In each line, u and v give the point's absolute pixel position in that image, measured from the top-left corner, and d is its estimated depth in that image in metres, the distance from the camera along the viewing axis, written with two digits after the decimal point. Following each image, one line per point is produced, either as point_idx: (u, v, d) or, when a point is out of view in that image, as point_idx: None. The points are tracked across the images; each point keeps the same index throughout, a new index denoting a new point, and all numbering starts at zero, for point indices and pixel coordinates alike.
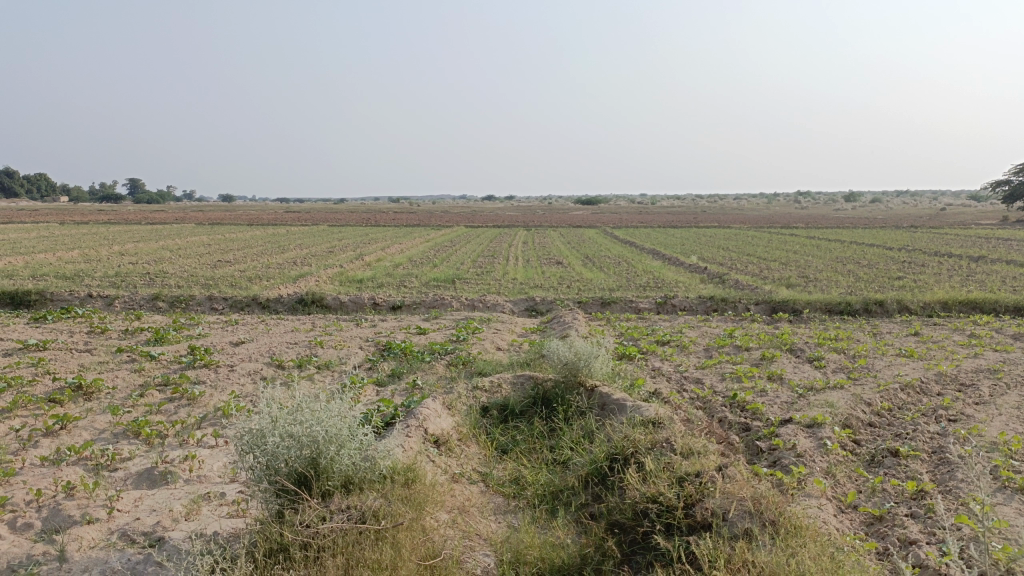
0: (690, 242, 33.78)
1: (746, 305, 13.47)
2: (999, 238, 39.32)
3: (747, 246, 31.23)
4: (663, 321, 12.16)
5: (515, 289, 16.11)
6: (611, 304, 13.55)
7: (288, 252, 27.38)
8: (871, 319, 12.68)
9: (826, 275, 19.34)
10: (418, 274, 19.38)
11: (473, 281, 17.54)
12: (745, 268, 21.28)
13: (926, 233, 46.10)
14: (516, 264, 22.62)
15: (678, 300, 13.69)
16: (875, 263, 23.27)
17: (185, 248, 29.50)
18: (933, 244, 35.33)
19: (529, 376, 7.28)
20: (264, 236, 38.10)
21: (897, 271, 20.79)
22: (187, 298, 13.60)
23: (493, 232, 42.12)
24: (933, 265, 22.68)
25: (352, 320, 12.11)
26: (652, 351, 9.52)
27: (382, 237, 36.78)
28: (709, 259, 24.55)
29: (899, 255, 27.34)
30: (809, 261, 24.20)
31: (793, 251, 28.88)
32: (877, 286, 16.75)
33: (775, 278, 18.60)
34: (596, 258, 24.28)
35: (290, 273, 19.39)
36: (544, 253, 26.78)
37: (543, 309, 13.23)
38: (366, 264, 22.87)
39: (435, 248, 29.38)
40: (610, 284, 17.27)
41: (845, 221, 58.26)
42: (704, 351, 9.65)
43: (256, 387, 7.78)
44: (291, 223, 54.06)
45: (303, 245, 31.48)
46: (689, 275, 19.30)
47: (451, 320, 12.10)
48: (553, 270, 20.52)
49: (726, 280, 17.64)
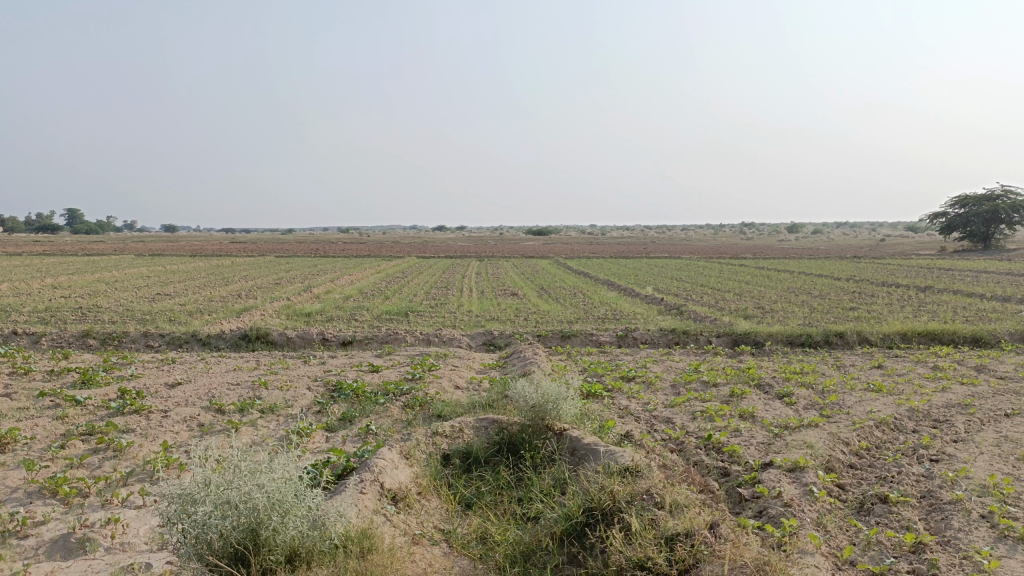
0: (643, 273, 33.75)
1: (707, 338, 13.20)
2: (939, 268, 40.37)
3: (699, 277, 31.29)
4: (626, 356, 11.77)
5: (471, 322, 15.60)
6: (571, 338, 13.14)
7: (233, 285, 26.37)
8: (833, 351, 12.52)
9: (782, 306, 19.30)
10: (370, 307, 18.71)
11: (427, 315, 16.97)
12: (700, 299, 21.18)
13: (869, 263, 47.18)
14: (470, 295, 22.12)
15: (639, 333, 13.35)
16: (827, 294, 23.42)
17: (123, 281, 28.20)
18: (878, 274, 35.98)
19: (493, 419, 6.78)
20: (208, 267, 36.82)
21: (850, 302, 20.92)
22: (121, 335, 12.72)
23: (445, 262, 41.62)
24: (883, 296, 22.93)
25: (300, 358, 11.43)
26: (619, 388, 9.10)
27: (331, 269, 35.91)
28: (664, 290, 24.43)
29: (849, 285, 27.67)
30: (762, 292, 24.27)
31: (745, 282, 29.02)
32: (834, 318, 16.70)
33: (732, 309, 18.48)
34: (551, 290, 23.95)
35: (234, 307, 18.52)
36: (498, 284, 26.35)
37: (501, 344, 12.74)
38: (315, 297, 22.09)
39: (386, 280, 28.67)
40: (568, 316, 16.90)
41: (790, 252, 59.34)
42: (672, 388, 9.27)
43: (193, 435, 7.10)
44: (236, 254, 52.61)
45: (248, 277, 30.44)
46: (646, 307, 19.06)
47: (405, 356, 11.51)
48: (509, 302, 20.07)
49: (685, 312, 17.41)
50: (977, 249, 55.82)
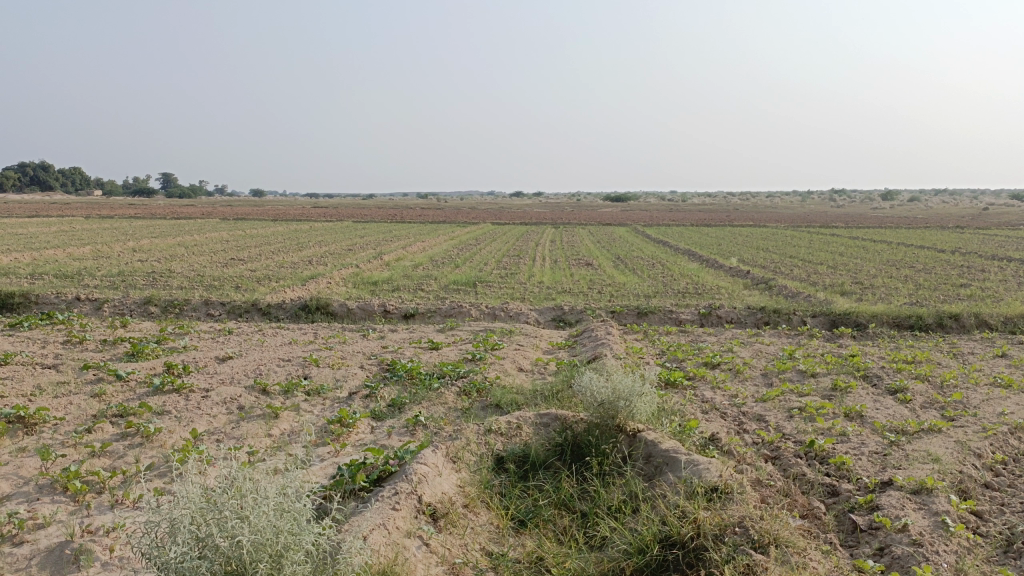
0: (726, 242, 32.14)
1: (800, 318, 11.95)
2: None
3: (787, 248, 29.46)
4: (710, 338, 10.68)
5: (541, 295, 14.71)
6: (648, 314, 12.12)
7: (306, 250, 26.22)
8: (946, 336, 11.09)
9: (881, 283, 17.68)
10: (438, 277, 18.06)
11: (496, 286, 16.19)
12: (790, 272, 19.69)
13: (972, 234, 43.95)
14: (543, 265, 21.23)
15: (724, 311, 12.19)
16: (930, 268, 21.51)
17: (201, 245, 28.54)
18: (985, 245, 33.23)
19: (556, 415, 5.91)
20: (285, 232, 37.12)
21: (959, 277, 19.04)
22: (181, 303, 12.42)
23: (520, 229, 40.81)
24: (996, 271, 20.88)
25: (358, 332, 10.80)
26: (701, 377, 8.08)
27: (405, 234, 35.60)
28: (749, 262, 22.97)
29: (955, 259, 25.42)
30: (858, 265, 22.52)
31: (837, 253, 27.16)
32: (943, 297, 15.07)
33: (826, 285, 17.02)
34: (627, 260, 22.85)
35: (303, 274, 18.18)
36: (573, 253, 25.36)
37: (573, 320, 11.81)
38: (385, 264, 21.66)
39: (459, 247, 28.08)
40: (646, 289, 15.82)
41: (885, 221, 56.00)
42: (763, 378, 8.17)
43: (229, 421, 6.49)
44: (315, 219, 53.23)
45: (322, 242, 30.34)
46: (731, 280, 17.77)
47: (468, 332, 10.75)
48: (583, 273, 19.08)
49: (773, 287, 16.09)
50: None
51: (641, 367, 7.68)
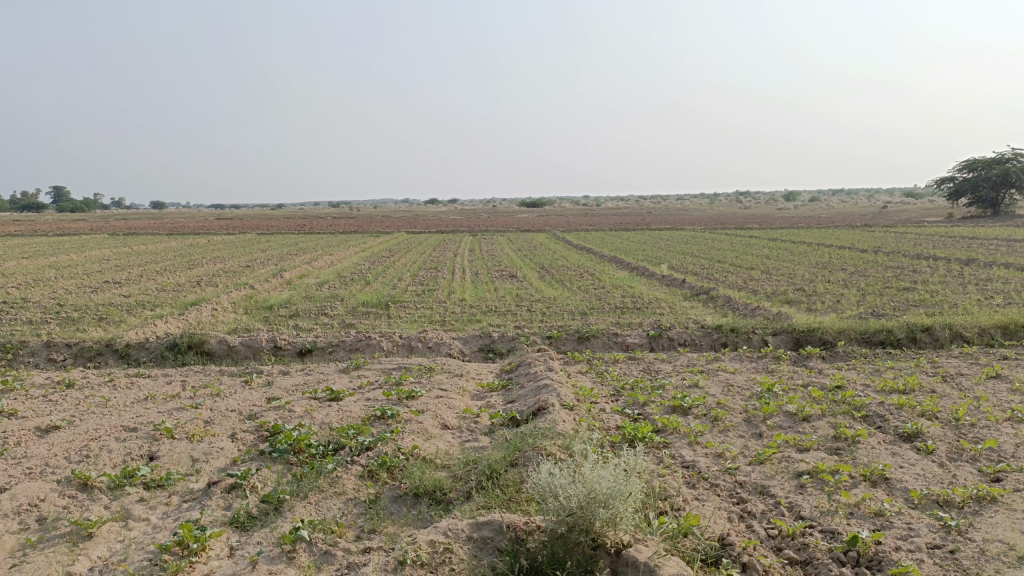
0: (650, 247, 31.09)
1: (759, 338, 10.51)
2: (961, 238, 37.70)
3: (712, 252, 28.51)
4: (667, 371, 9.04)
5: (463, 316, 12.82)
6: (590, 339, 10.41)
7: (197, 269, 23.52)
8: (924, 354, 9.81)
9: (824, 289, 16.58)
10: (344, 298, 15.92)
11: (412, 307, 14.23)
12: (726, 280, 18.49)
13: (882, 232, 44.56)
14: (463, 279, 19.33)
15: (675, 333, 10.61)
16: (863, 271, 20.69)
17: (76, 266, 25.36)
18: (899, 244, 33.35)
19: (501, 524, 4.08)
20: (179, 248, 34.08)
21: (899, 281, 18.21)
22: (16, 347, 9.94)
23: (436, 238, 38.78)
24: (929, 272, 20.28)
25: (236, 380, 8.65)
26: (674, 429, 6.41)
27: (311, 247, 33.11)
28: (681, 269, 21.74)
29: (881, 259, 24.97)
30: (791, 270, 21.60)
31: (765, 257, 26.40)
32: (895, 305, 13.99)
33: (769, 294, 15.81)
34: (553, 270, 21.26)
35: (185, 299, 15.74)
36: (494, 263, 23.61)
37: (503, 350, 9.97)
38: (286, 284, 19.33)
39: (370, 260, 25.92)
40: (580, 305, 14.15)
41: (798, 222, 56.46)
42: (749, 426, 6.54)
43: (13, 549, 4.36)
44: (217, 232, 49.79)
45: (218, 259, 27.61)
46: (669, 292, 16.32)
47: (377, 374, 8.76)
48: (508, 287, 17.29)
49: (716, 300, 14.70)
50: (986, 216, 53.03)
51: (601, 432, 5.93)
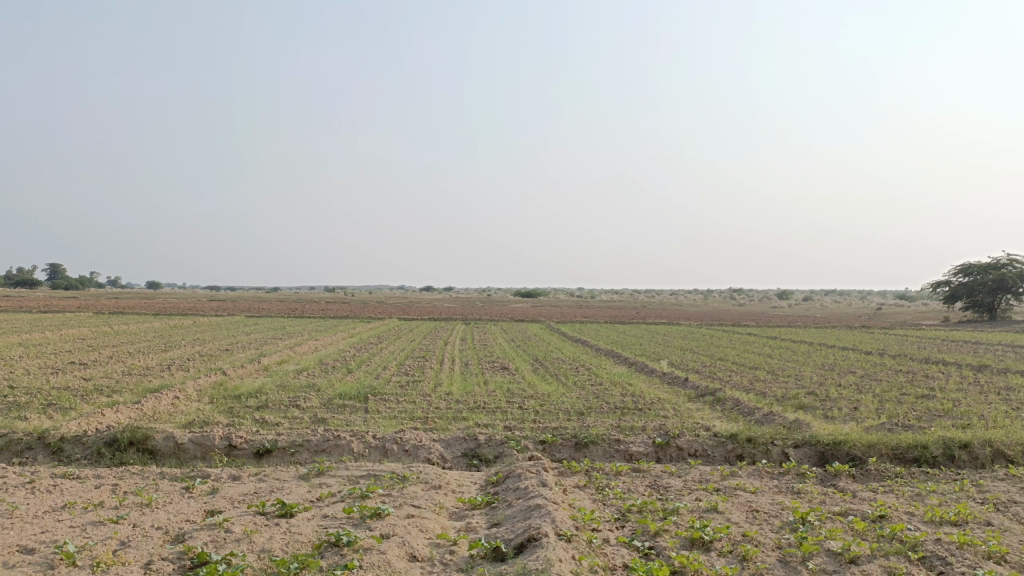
0: (648, 342, 29.99)
1: (778, 451, 9.33)
2: (964, 342, 36.61)
3: (712, 349, 27.44)
4: (678, 488, 7.83)
5: (448, 414, 11.62)
6: (588, 446, 9.21)
7: (173, 351, 22.33)
8: (968, 475, 8.62)
9: (837, 394, 15.42)
10: (321, 388, 14.73)
11: (393, 400, 13.05)
12: (731, 380, 17.36)
13: (881, 334, 43.63)
14: (451, 371, 18.16)
15: (685, 442, 9.43)
16: (874, 375, 19.55)
17: (47, 344, 24.15)
18: (902, 347, 32.32)
19: None
20: (160, 329, 32.95)
21: (914, 387, 17.08)
22: None
23: (428, 326, 37.71)
24: (943, 378, 19.17)
25: (176, 488, 7.42)
26: (694, 573, 5.21)
27: (297, 331, 32.00)
28: (681, 366, 20.62)
29: (889, 363, 23.87)
30: (797, 371, 20.47)
31: (768, 356, 25.33)
32: (919, 414, 12.83)
33: (780, 398, 14.66)
34: (548, 363, 20.12)
35: (148, 385, 14.54)
36: (485, 354, 22.48)
37: (490, 456, 8.76)
38: (262, 370, 18.14)
39: (356, 347, 24.80)
40: (575, 403, 12.97)
41: (794, 321, 55.64)
42: (785, 572, 5.34)
43: None
44: (204, 313, 48.68)
45: (198, 341, 26.47)
46: (671, 392, 15.17)
47: (342, 483, 7.54)
48: (498, 381, 16.12)
49: (724, 402, 13.54)
50: (984, 320, 52.25)
51: None
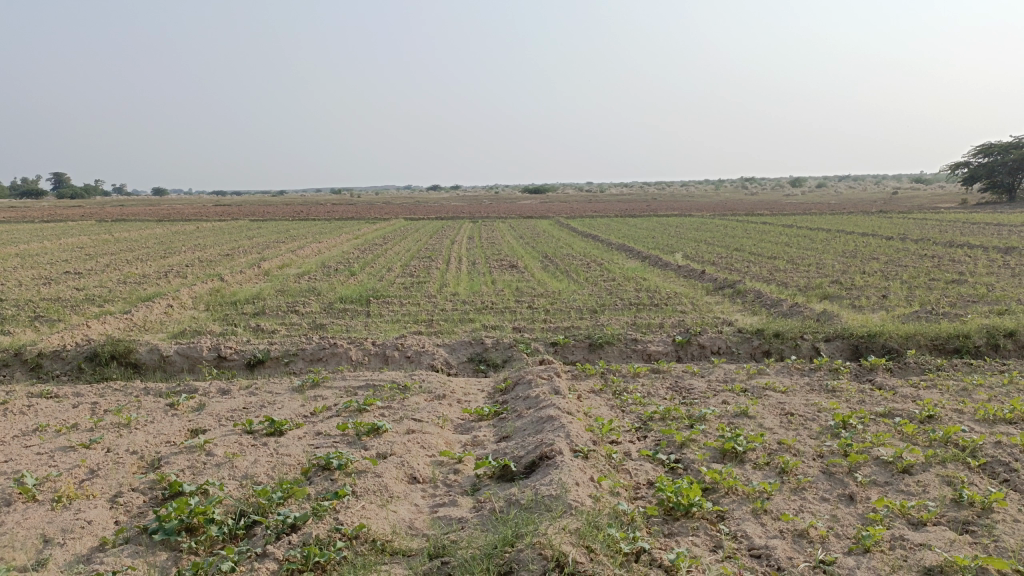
0: (661, 234, 29.19)
1: (808, 346, 8.70)
2: (983, 224, 35.57)
3: (726, 240, 26.64)
4: (702, 389, 7.21)
5: (453, 316, 11.00)
6: (603, 346, 8.58)
7: (172, 258, 21.73)
8: (1016, 365, 7.96)
9: (862, 282, 14.70)
10: (323, 292, 14.13)
11: (396, 303, 12.44)
12: (749, 271, 16.65)
13: (897, 219, 42.56)
14: (458, 270, 17.51)
15: (708, 339, 8.80)
16: (898, 261, 18.77)
17: (45, 254, 23.57)
18: (921, 231, 31.41)
19: None
20: (162, 236, 32.37)
21: (941, 272, 16.31)
22: None
23: (434, 224, 36.93)
24: (970, 262, 18.37)
25: (159, 404, 6.85)
26: (729, 491, 4.61)
27: (300, 234, 31.29)
28: (697, 258, 19.89)
29: (910, 248, 23.02)
30: (817, 259, 19.70)
31: (785, 245, 24.54)
32: (951, 301, 12.11)
33: (802, 288, 13.97)
34: (557, 259, 19.43)
35: (143, 293, 13.97)
36: (493, 252, 21.76)
37: (498, 360, 8.16)
38: (263, 275, 17.53)
39: (360, 249, 24.15)
40: (588, 300, 12.32)
41: (808, 209, 54.37)
42: (832, 486, 4.72)
43: None
44: (207, 219, 47.94)
45: (198, 247, 25.83)
46: (688, 285, 14.49)
47: (338, 395, 6.95)
48: (507, 279, 15.46)
49: (745, 294, 12.85)
50: (1003, 201, 50.84)
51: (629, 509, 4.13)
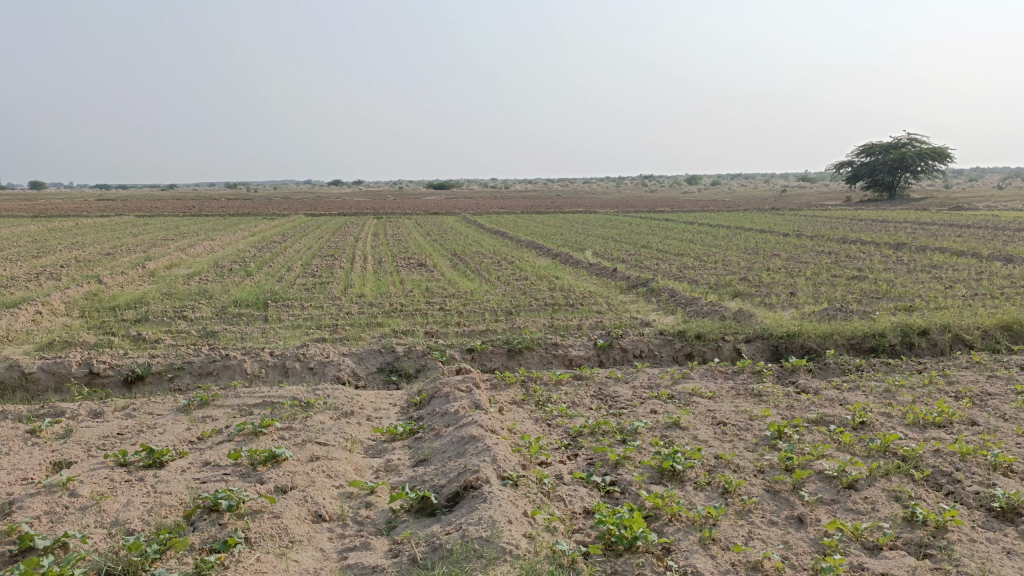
0: (568, 231, 29.13)
1: (729, 347, 8.50)
2: (868, 221, 37.32)
3: (633, 236, 26.81)
4: (628, 397, 6.84)
5: (360, 320, 10.28)
6: (522, 352, 8.10)
7: (45, 258, 19.88)
8: (931, 364, 7.98)
9: (770, 279, 14.85)
10: (215, 294, 13.08)
11: (297, 306, 11.59)
12: (659, 268, 16.62)
13: (790, 215, 44.21)
14: (363, 269, 16.66)
15: (629, 342, 8.47)
16: (799, 257, 19.23)
17: None
18: (815, 228, 32.65)
19: None
20: (35, 232, 29.79)
21: (841, 269, 16.74)
22: None
23: (337, 221, 35.65)
24: (865, 258, 19.00)
25: (17, 431, 5.88)
26: (673, 518, 4.20)
27: (191, 231, 29.45)
28: (606, 255, 19.79)
29: (808, 244, 23.73)
30: (723, 256, 19.96)
31: (690, 242, 24.87)
32: (857, 298, 12.31)
33: (714, 286, 13.95)
34: (467, 257, 18.89)
35: (7, 297, 12.52)
36: (399, 250, 20.97)
37: (410, 370, 7.55)
38: (148, 276, 16.17)
39: (257, 247, 22.86)
40: (502, 301, 11.84)
41: (707, 206, 55.86)
42: (779, 507, 4.39)
43: None
44: (89, 214, 44.71)
45: (76, 245, 23.83)
46: (602, 284, 14.23)
47: (231, 416, 6.17)
48: (415, 279, 14.76)
49: (659, 293, 12.68)
50: (883, 198, 53.78)
51: (569, 549, 3.64)
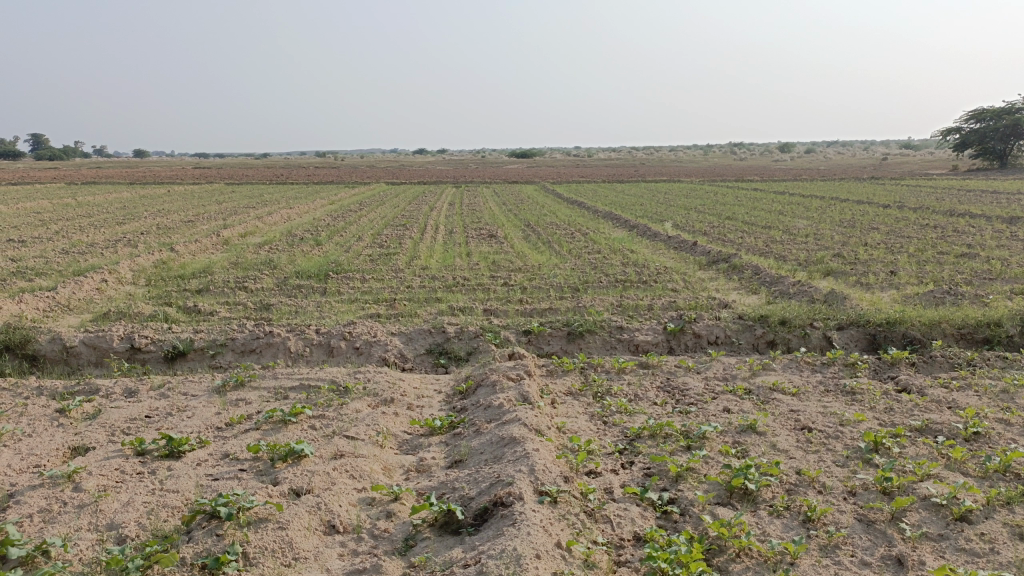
0: (649, 201, 28.01)
1: (817, 335, 7.60)
2: (978, 192, 34.48)
3: (718, 207, 25.49)
4: (699, 391, 6.09)
5: (419, 295, 9.81)
6: (583, 335, 7.44)
7: (129, 225, 20.34)
8: None
9: (867, 256, 13.60)
10: (280, 264, 12.89)
11: (359, 279, 11.23)
12: (743, 242, 15.54)
13: (889, 186, 41.42)
14: (432, 240, 16.26)
15: (704, 326, 7.68)
16: (900, 232, 17.68)
17: None
18: (918, 199, 30.32)
19: None
20: (128, 199, 30.79)
21: (948, 245, 15.22)
22: None
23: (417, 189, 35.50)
24: (977, 233, 17.28)
25: (47, 410, 5.65)
26: (741, 552, 3.50)
27: (272, 200, 29.80)
28: (687, 227, 18.75)
29: (910, 217, 21.91)
30: (815, 229, 18.58)
31: (780, 213, 23.41)
32: (968, 279, 11.03)
33: (803, 263, 12.85)
34: (540, 228, 18.22)
35: (81, 265, 12.67)
36: (472, 221, 20.50)
37: (460, 353, 7.02)
38: (221, 244, 16.23)
39: (333, 216, 22.80)
40: (570, 276, 11.17)
41: (798, 175, 53.12)
42: (873, 543, 3.62)
43: None
44: (181, 183, 46.13)
45: (162, 213, 24.37)
46: (680, 259, 13.33)
47: (264, 400, 5.77)
48: (483, 251, 14.23)
49: (742, 270, 11.73)
50: (993, 168, 49.83)
51: None
